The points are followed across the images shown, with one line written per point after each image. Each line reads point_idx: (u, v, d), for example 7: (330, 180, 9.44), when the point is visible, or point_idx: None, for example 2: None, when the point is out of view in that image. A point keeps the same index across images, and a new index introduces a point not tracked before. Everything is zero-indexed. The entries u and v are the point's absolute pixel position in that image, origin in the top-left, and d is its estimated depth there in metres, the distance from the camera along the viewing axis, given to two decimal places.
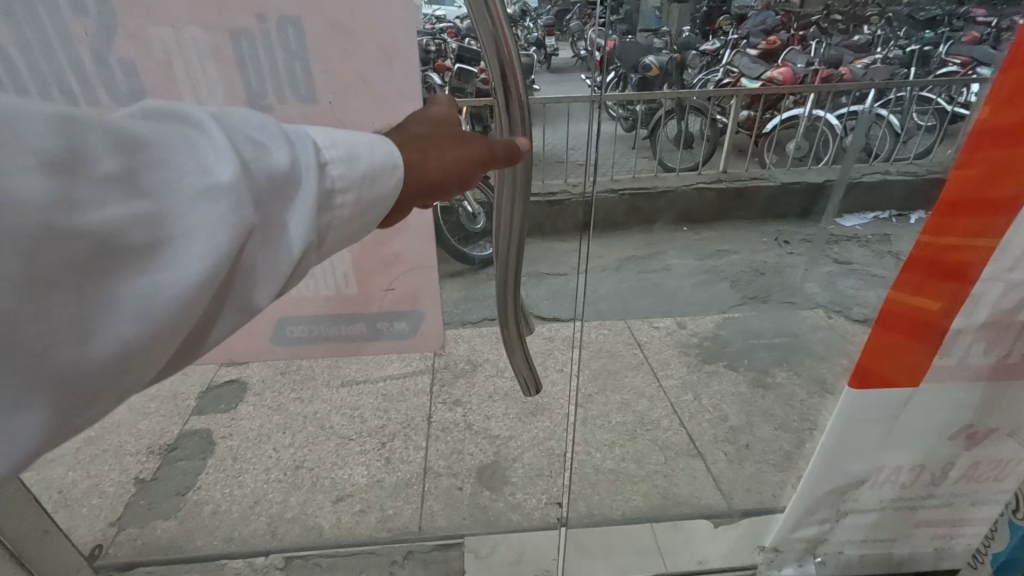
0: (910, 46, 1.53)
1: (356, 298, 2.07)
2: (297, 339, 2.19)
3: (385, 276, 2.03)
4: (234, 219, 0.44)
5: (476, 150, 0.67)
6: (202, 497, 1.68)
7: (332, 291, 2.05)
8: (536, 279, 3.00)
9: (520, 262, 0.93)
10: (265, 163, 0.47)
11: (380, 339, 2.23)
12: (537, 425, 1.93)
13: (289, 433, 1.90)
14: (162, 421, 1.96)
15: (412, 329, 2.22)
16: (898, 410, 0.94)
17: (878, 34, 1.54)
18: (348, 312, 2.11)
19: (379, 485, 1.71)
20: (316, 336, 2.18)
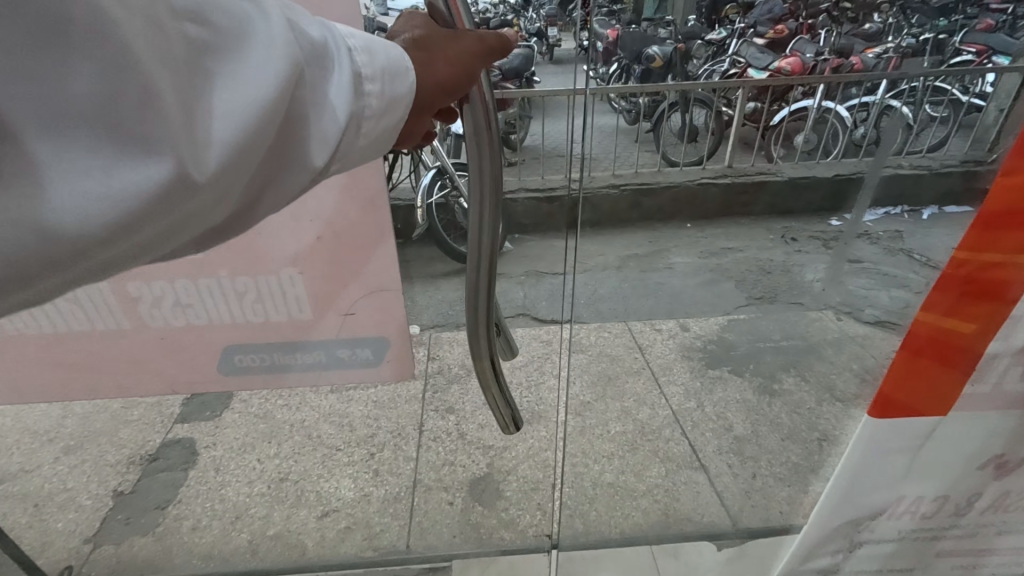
0: (923, 33, 1.34)
1: (309, 324, 1.72)
2: (238, 373, 1.82)
3: (342, 297, 1.68)
4: (283, 78, 0.40)
5: (472, 45, 0.61)
6: (182, 512, 1.61)
7: (275, 318, 1.69)
8: (535, 277, 2.90)
9: (492, 288, 0.85)
10: (301, 28, 0.43)
11: (340, 369, 1.86)
12: (532, 434, 1.85)
13: (275, 443, 1.83)
14: (144, 428, 1.89)
15: (377, 356, 1.84)
16: (923, 439, 0.85)
17: (890, 22, 1.35)
18: (301, 339, 1.75)
19: (367, 500, 1.63)
20: (257, 368, 1.80)
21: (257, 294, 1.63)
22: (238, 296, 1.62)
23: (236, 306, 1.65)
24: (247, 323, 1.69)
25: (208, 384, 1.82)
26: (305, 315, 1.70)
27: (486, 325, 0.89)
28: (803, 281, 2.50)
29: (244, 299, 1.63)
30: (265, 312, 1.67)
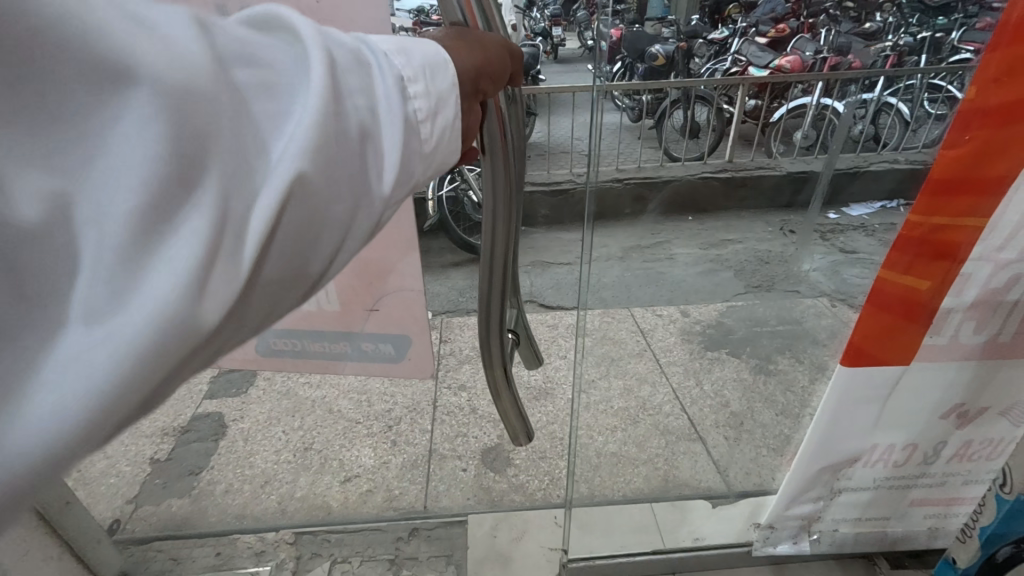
0: (921, 33, 1.44)
1: (340, 315, 1.77)
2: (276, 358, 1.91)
3: (369, 293, 1.70)
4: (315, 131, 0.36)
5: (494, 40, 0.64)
6: (215, 477, 1.73)
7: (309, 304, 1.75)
8: (541, 268, 3.01)
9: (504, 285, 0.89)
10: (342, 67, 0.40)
11: (367, 364, 1.88)
12: (541, 410, 1.97)
13: (299, 417, 1.95)
14: (177, 404, 2.03)
15: (399, 353, 1.87)
16: (890, 388, 0.96)
17: (890, 21, 1.45)
18: (333, 331, 1.79)
19: (386, 466, 1.75)
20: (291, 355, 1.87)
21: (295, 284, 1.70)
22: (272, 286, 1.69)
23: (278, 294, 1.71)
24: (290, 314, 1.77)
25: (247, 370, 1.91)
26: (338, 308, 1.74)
27: (498, 322, 0.94)
28: (799, 272, 2.62)
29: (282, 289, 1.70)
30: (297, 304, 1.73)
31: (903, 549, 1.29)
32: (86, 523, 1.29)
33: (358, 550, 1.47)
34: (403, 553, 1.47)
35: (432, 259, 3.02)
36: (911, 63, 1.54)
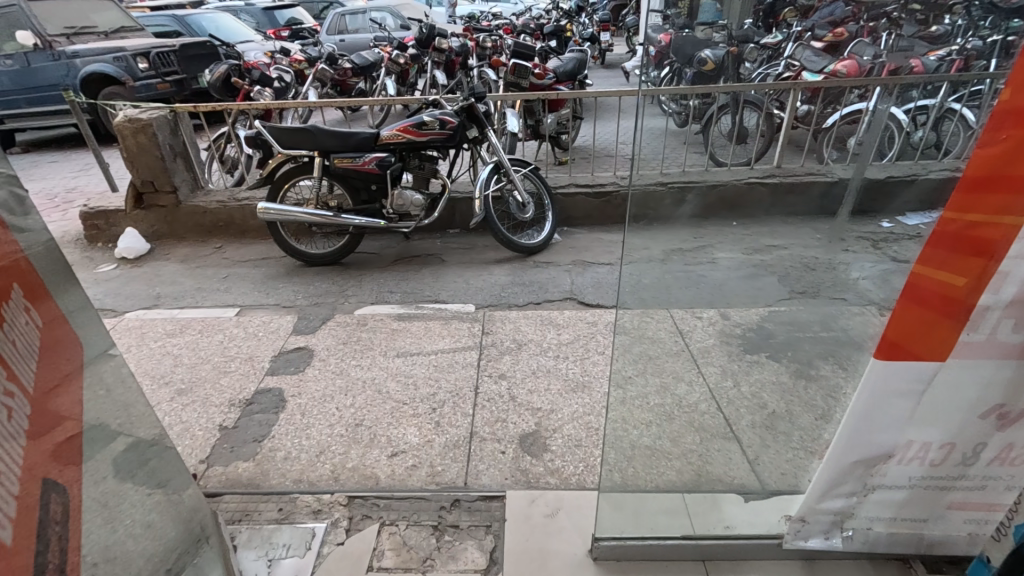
0: (993, 36, 1.37)
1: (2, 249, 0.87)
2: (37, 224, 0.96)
3: None
4: None
5: None
6: (275, 445, 1.87)
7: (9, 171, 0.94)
8: (582, 266, 3.05)
9: None
10: None
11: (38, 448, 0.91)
12: (578, 400, 2.04)
13: (350, 396, 2.09)
14: (241, 378, 2.22)
15: None
16: (924, 382, 0.99)
17: (959, 24, 1.44)
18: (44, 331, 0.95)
19: (430, 444, 1.86)
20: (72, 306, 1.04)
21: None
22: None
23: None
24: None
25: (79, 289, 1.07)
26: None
27: None
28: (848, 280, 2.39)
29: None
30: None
31: (941, 554, 1.29)
32: (180, 484, 1.35)
33: (404, 516, 1.59)
34: (446, 520, 1.57)
35: (476, 257, 3.15)
36: (979, 68, 1.50)
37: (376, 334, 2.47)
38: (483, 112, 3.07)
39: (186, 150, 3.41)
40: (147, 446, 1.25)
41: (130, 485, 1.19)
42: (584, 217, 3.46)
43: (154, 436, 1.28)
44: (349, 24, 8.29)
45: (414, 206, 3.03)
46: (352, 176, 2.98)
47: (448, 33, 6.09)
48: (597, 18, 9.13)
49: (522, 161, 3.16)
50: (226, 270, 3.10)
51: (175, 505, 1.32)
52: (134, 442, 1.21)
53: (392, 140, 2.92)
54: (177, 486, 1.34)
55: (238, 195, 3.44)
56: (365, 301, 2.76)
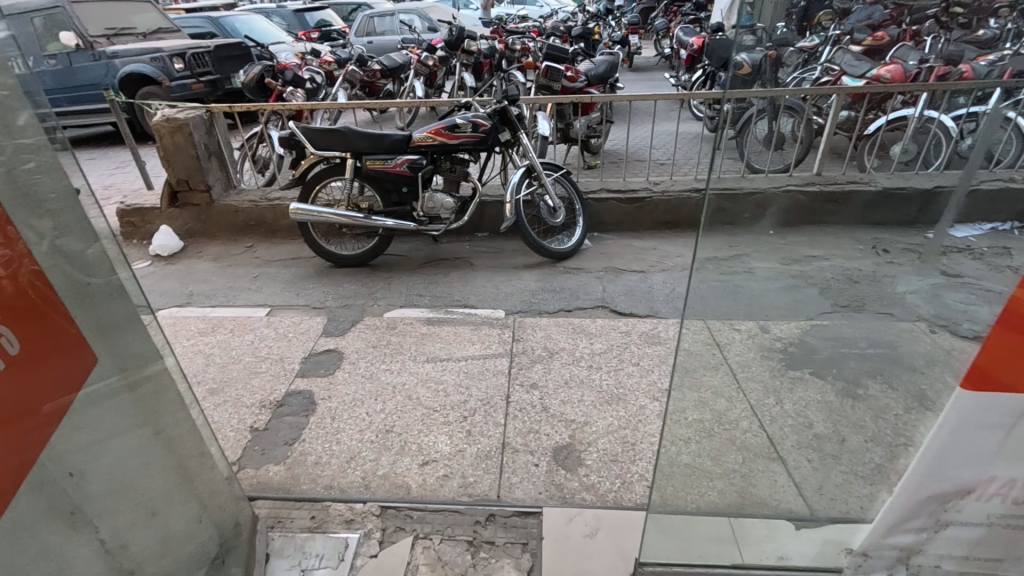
0: None
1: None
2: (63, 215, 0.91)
3: None
4: None
5: None
6: (306, 449, 1.85)
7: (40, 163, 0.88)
8: (613, 273, 2.97)
9: None
10: None
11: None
12: (613, 413, 1.98)
13: (380, 401, 2.07)
14: (272, 379, 2.21)
15: None
16: (1017, 416, 0.91)
17: (1009, 27, 1.29)
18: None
19: (462, 454, 1.82)
20: (106, 304, 1.00)
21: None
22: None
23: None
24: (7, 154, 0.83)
25: (119, 287, 1.02)
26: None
27: None
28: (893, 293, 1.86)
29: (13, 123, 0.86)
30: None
31: None
32: (217, 488, 1.32)
33: (438, 529, 1.55)
34: (481, 535, 1.53)
35: (505, 261, 3.12)
36: None
37: (406, 338, 2.44)
38: (516, 115, 3.03)
39: (220, 150, 3.45)
40: (184, 451, 1.21)
41: (153, 503, 1.15)
42: (615, 223, 3.39)
43: (196, 438, 1.25)
44: (377, 26, 8.34)
45: (444, 209, 3.01)
46: (383, 178, 2.96)
47: (477, 35, 6.10)
48: (625, 21, 9.06)
49: (554, 165, 3.12)
50: (257, 269, 3.12)
51: (208, 520, 1.28)
52: (173, 442, 1.18)
53: (424, 142, 2.90)
54: (217, 499, 1.31)
55: (270, 195, 3.46)
56: (394, 304, 2.74)
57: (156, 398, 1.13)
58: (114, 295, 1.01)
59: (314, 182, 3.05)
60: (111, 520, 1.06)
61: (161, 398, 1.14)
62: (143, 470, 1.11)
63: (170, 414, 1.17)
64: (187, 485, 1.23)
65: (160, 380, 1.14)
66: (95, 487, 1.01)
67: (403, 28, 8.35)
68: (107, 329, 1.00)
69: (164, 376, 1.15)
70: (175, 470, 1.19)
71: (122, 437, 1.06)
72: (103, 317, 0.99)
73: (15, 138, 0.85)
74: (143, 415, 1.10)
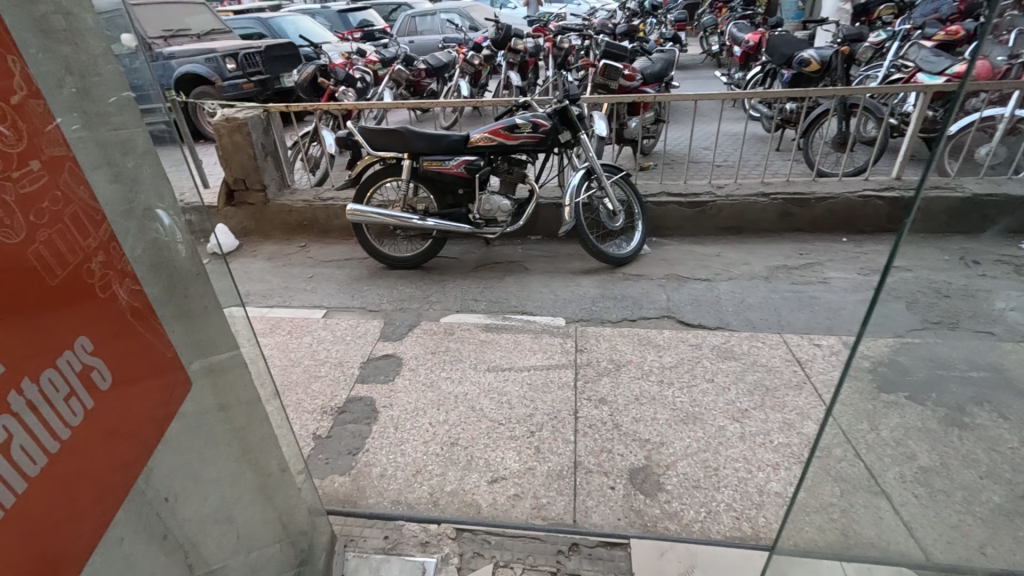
0: None
1: (23, 266, 0.63)
2: (157, 199, 0.86)
3: None
4: None
5: None
6: (370, 459, 1.80)
7: (144, 147, 0.84)
8: (678, 280, 2.83)
9: None
10: None
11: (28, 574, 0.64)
12: (690, 433, 1.85)
13: (443, 411, 2.00)
14: (332, 384, 2.17)
15: None
16: None
17: None
18: (88, 387, 0.71)
19: (532, 472, 1.73)
20: (190, 288, 0.93)
21: (90, 89, 0.76)
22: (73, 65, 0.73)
23: (43, 52, 0.69)
24: (114, 145, 0.79)
25: (202, 270, 0.96)
26: (37, 242, 0.65)
27: None
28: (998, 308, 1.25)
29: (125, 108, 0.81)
30: (86, 99, 0.75)
31: None
32: (292, 495, 1.25)
33: (519, 557, 1.46)
34: (565, 567, 1.44)
35: (561, 266, 3.01)
36: None
37: (464, 345, 2.37)
38: (577, 115, 2.92)
39: (276, 150, 3.46)
40: (267, 466, 1.16)
41: (242, 524, 1.10)
42: (675, 228, 3.25)
43: (271, 438, 1.18)
44: (419, 26, 8.36)
45: (501, 212, 2.92)
46: (440, 180, 2.90)
47: (523, 33, 6.03)
48: (671, 17, 8.79)
49: (615, 168, 3.01)
50: (312, 269, 3.11)
51: (287, 539, 1.24)
52: (251, 441, 1.11)
53: (482, 143, 2.82)
54: (295, 515, 1.26)
55: (323, 195, 3.45)
56: (450, 309, 2.67)
57: (234, 392, 1.06)
58: (199, 278, 0.95)
59: (370, 183, 3.01)
60: (206, 546, 1.00)
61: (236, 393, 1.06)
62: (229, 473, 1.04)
63: (247, 409, 1.09)
64: (264, 493, 1.16)
65: (247, 389, 1.09)
66: (191, 492, 0.95)
67: (443, 26, 8.31)
68: (191, 318, 0.93)
69: (246, 376, 1.09)
70: (253, 472, 1.12)
71: (210, 438, 0.99)
72: (188, 305, 0.93)
73: (116, 128, 0.79)
74: (224, 411, 1.03)
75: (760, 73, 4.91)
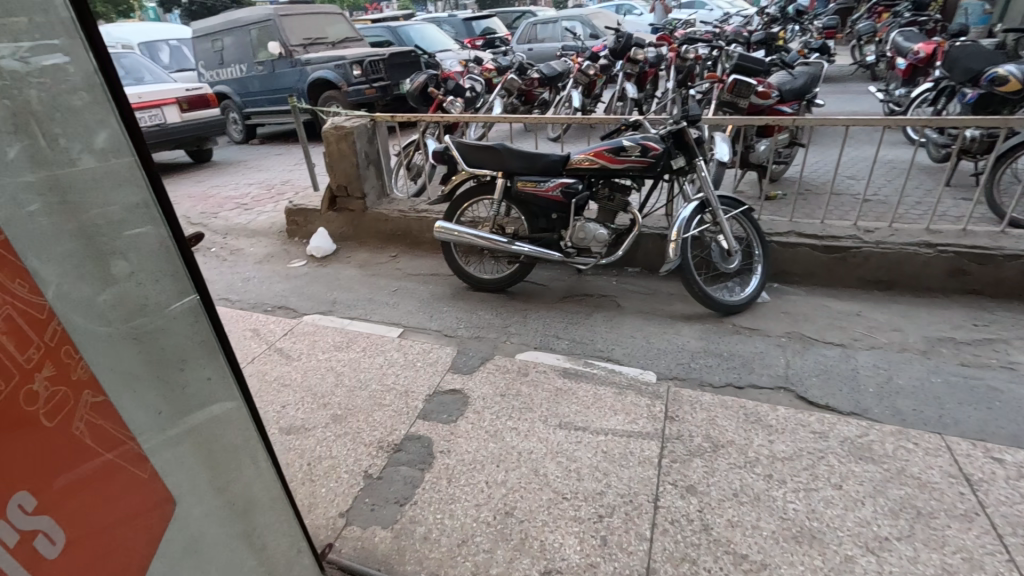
0: None
1: None
2: (138, 251, 0.80)
3: None
4: None
5: None
6: (417, 515, 1.63)
7: (115, 179, 0.76)
8: (802, 342, 2.35)
9: None
10: None
11: None
12: (805, 560, 1.44)
13: (503, 469, 1.77)
14: (394, 416, 2.04)
15: None
16: None
17: None
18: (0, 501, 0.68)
19: (594, 572, 1.44)
20: (184, 355, 0.87)
21: (43, 122, 0.69)
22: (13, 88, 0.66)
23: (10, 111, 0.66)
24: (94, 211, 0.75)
25: (202, 331, 0.89)
26: None
27: None
28: None
29: (91, 135, 0.73)
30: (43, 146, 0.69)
31: None
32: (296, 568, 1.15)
33: None
34: None
35: (658, 308, 2.66)
36: None
37: (537, 391, 2.13)
38: (695, 139, 2.55)
39: (379, 159, 3.50)
40: (267, 540, 1.07)
41: None
42: (803, 275, 2.74)
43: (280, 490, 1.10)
44: (539, 34, 8.30)
45: (596, 242, 2.64)
46: (532, 202, 2.69)
47: (645, 42, 5.62)
48: (820, 23, 7.78)
49: (737, 201, 2.59)
50: (397, 282, 3.07)
51: None
52: (250, 498, 1.03)
53: (582, 165, 2.57)
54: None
55: (418, 207, 3.42)
56: (528, 344, 2.45)
57: (233, 458, 0.98)
58: (193, 338, 0.88)
59: (463, 200, 2.90)
60: None
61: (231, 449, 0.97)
62: (223, 534, 0.98)
63: (248, 477, 1.01)
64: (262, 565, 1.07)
65: (251, 455, 1.01)
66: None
67: (564, 34, 8.13)
68: (180, 389, 0.87)
69: (250, 441, 1.01)
70: (253, 539, 1.04)
71: (199, 515, 0.93)
72: (178, 377, 0.87)
73: (77, 166, 0.73)
74: (218, 484, 0.96)
75: (931, 90, 4.08)
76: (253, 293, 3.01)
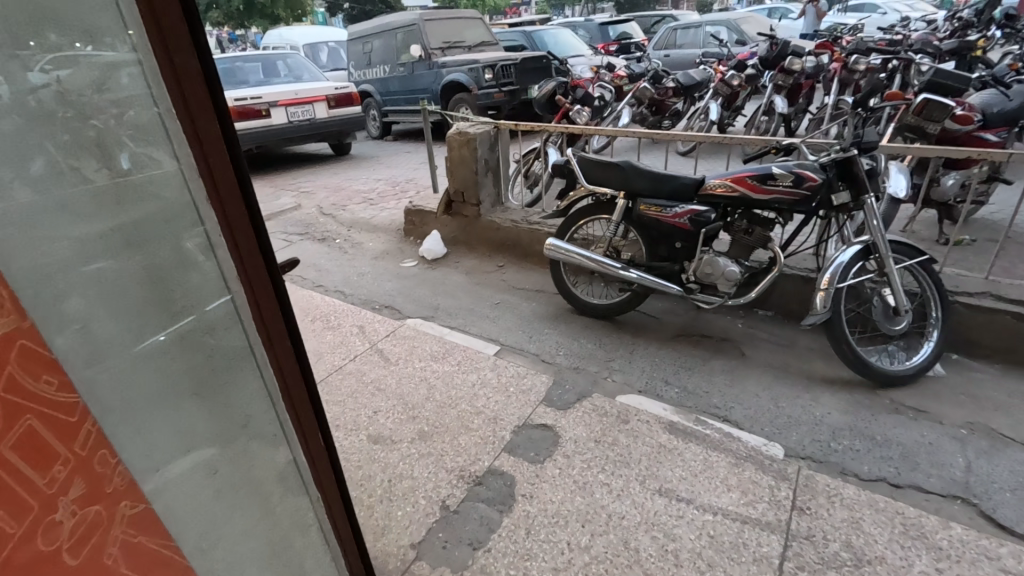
0: None
1: None
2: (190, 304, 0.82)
3: None
4: None
5: None
6: (490, 566, 1.50)
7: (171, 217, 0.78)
8: (991, 438, 1.83)
9: None
10: None
11: None
12: None
13: (589, 532, 1.58)
14: (479, 444, 1.93)
15: None
16: None
17: None
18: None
19: None
20: (222, 411, 0.90)
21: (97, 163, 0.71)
22: (40, 115, 0.65)
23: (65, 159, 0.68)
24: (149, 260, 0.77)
25: (243, 384, 0.92)
26: None
27: None
28: None
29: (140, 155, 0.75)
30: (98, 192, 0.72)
31: None
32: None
33: None
34: None
35: (790, 364, 2.27)
36: None
37: (637, 443, 1.89)
38: (867, 170, 2.10)
39: (498, 166, 3.45)
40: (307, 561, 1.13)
41: None
42: (996, 349, 2.16)
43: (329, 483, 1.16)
44: (679, 40, 7.82)
45: (724, 279, 2.31)
46: (655, 228, 2.43)
47: (804, 51, 4.99)
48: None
49: (917, 249, 2.10)
50: (500, 295, 2.98)
51: None
52: (292, 526, 1.08)
53: (719, 192, 2.27)
54: None
55: (531, 219, 3.31)
56: (631, 385, 2.21)
57: (272, 498, 1.02)
58: (232, 393, 0.91)
59: (578, 218, 2.72)
60: None
61: (272, 466, 1.01)
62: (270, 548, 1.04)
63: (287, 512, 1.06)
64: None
65: (291, 489, 1.05)
66: None
67: (706, 40, 7.58)
68: (218, 442, 0.91)
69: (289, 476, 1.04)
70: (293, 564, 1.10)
71: (241, 552, 0.98)
72: (217, 433, 0.90)
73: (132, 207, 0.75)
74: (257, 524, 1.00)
75: None
76: (366, 289, 3.11)
